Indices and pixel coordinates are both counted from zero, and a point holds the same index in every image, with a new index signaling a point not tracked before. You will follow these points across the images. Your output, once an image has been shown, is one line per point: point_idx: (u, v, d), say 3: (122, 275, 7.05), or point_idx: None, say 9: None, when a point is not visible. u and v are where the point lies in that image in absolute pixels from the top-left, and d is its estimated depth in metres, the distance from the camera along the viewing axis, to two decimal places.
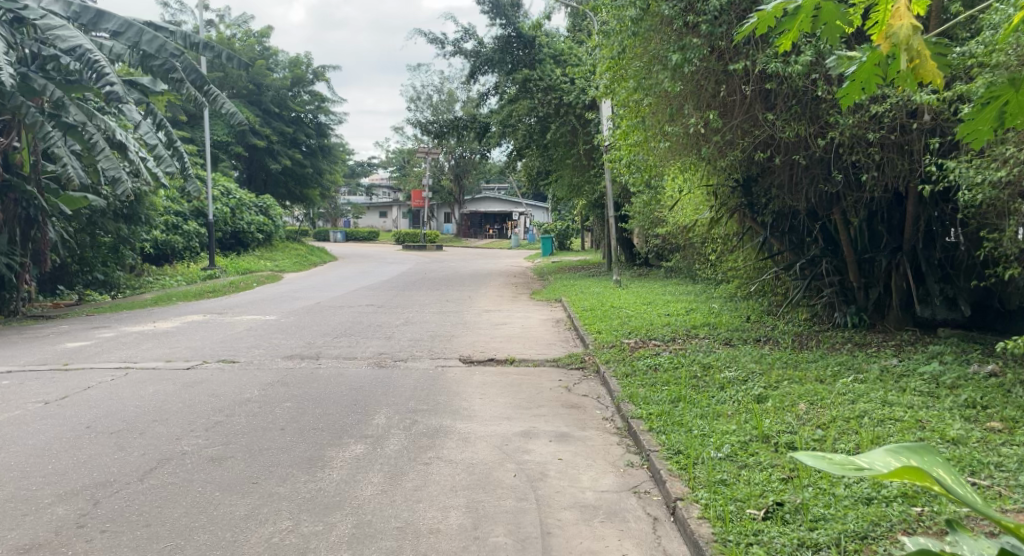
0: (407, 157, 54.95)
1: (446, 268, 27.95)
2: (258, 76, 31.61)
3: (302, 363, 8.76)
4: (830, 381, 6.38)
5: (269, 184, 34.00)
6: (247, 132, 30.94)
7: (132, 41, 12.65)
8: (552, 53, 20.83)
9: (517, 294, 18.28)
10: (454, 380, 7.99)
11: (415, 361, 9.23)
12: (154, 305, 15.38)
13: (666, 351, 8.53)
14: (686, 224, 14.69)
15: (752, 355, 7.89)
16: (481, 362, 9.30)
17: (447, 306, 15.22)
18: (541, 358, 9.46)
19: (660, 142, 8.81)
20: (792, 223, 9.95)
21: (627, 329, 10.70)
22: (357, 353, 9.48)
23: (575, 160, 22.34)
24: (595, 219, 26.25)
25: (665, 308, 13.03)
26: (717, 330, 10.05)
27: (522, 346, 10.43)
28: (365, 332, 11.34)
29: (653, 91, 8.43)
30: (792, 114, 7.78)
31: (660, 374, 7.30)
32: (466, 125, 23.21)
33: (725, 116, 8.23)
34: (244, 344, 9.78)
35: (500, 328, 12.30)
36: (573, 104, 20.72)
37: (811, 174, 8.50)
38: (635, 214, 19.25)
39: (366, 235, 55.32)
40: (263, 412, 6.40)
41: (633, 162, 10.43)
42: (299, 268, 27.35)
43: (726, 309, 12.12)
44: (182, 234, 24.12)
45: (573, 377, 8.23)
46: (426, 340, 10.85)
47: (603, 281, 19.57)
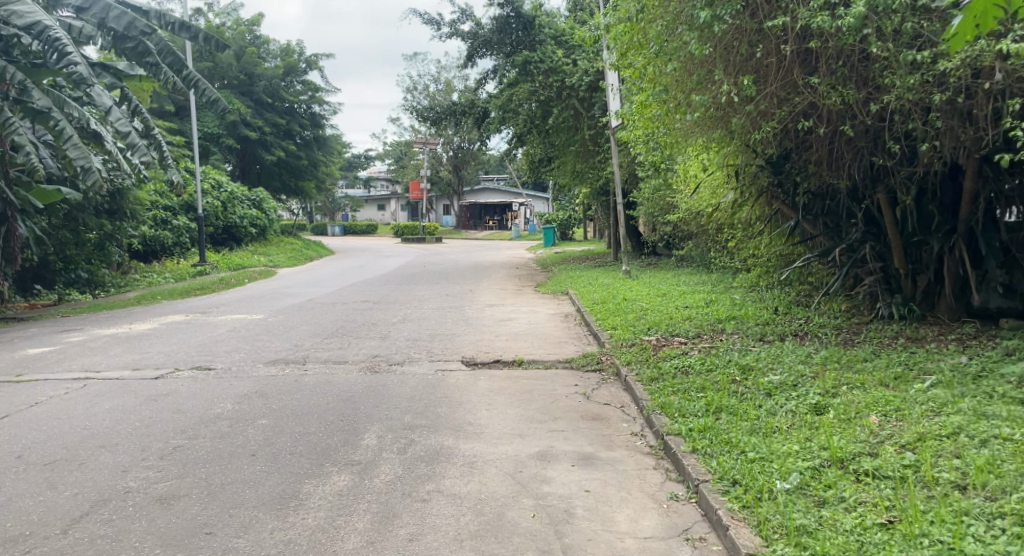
0: (405, 149, 53.93)
1: (447, 260, 27.00)
2: (249, 65, 30.55)
3: (285, 369, 7.81)
4: (900, 387, 5.40)
5: (263, 176, 33.04)
6: (238, 123, 29.92)
7: (98, 18, 11.66)
8: (553, 33, 19.79)
9: (521, 287, 17.33)
10: (456, 388, 7.04)
11: (413, 365, 8.28)
12: (136, 304, 14.42)
13: (696, 349, 7.56)
14: (703, 210, 13.74)
15: (798, 354, 6.89)
16: (486, 366, 8.36)
17: (448, 301, 14.25)
18: (553, 359, 8.52)
19: (684, 114, 7.93)
20: (827, 205, 9.10)
21: (646, 323, 9.74)
22: (348, 357, 8.53)
23: (579, 146, 21.36)
24: (600, 207, 25.26)
25: (683, 300, 12.02)
26: (747, 325, 9.12)
27: (531, 345, 9.48)
28: (359, 332, 10.38)
29: (677, 56, 7.60)
30: (837, 78, 7.01)
31: (694, 380, 6.32)
32: (465, 111, 22.17)
33: (759, 83, 7.42)
34: (224, 348, 8.81)
35: (506, 325, 11.34)
36: (576, 87, 19.70)
37: (856, 147, 7.71)
38: (645, 200, 18.31)
39: (364, 229, 54.46)
40: (233, 432, 5.45)
41: (649, 143, 9.50)
42: (294, 263, 26.36)
43: (751, 301, 11.14)
44: (172, 229, 23.13)
45: (591, 381, 7.29)
46: (425, 340, 9.89)
47: (611, 271, 18.59)
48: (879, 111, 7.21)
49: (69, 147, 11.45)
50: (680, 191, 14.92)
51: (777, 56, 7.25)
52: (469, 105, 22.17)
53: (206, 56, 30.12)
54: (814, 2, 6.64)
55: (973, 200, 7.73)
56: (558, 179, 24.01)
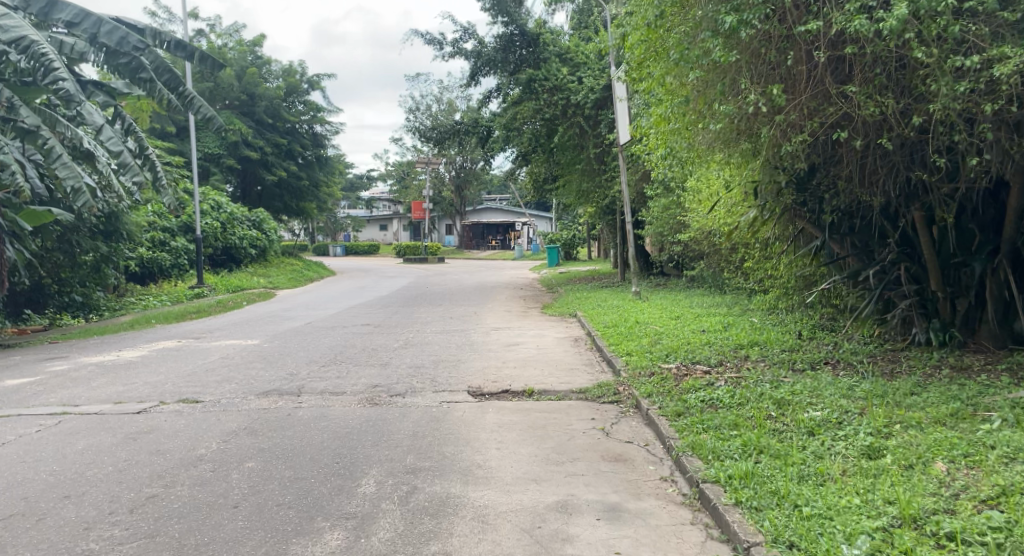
0: (407, 169, 53.65)
1: (449, 281, 26.47)
2: (250, 86, 30.10)
3: (279, 401, 7.23)
4: (964, 427, 4.91)
5: (264, 197, 32.65)
6: (239, 143, 29.52)
7: (89, 33, 11.17)
8: (557, 51, 19.38)
9: (527, 309, 16.77)
10: (464, 424, 6.46)
11: (416, 395, 7.70)
12: (128, 329, 13.84)
13: (723, 379, 7.04)
14: (718, 230, 13.25)
15: (835, 385, 6.37)
16: (495, 397, 7.78)
17: (451, 325, 13.69)
18: (566, 389, 7.93)
19: (707, 126, 7.48)
20: (855, 224, 8.66)
21: (663, 349, 9.23)
22: (347, 387, 7.95)
23: (585, 165, 20.90)
24: (605, 226, 24.76)
25: (699, 324, 11.48)
26: (773, 351, 8.64)
27: (541, 373, 8.90)
28: (359, 359, 9.80)
29: (699, 64, 7.17)
30: (873, 87, 6.60)
31: (726, 415, 5.78)
32: (468, 130, 21.69)
33: (789, 93, 7.00)
34: (214, 377, 8.23)
35: (514, 350, 10.76)
36: (582, 105, 19.29)
37: (891, 162, 7.27)
38: (653, 219, 17.83)
39: (367, 249, 53.99)
40: (216, 477, 4.87)
41: (665, 160, 9.04)
42: (294, 285, 25.87)
43: (771, 325, 10.64)
44: (170, 251, 22.65)
45: (609, 415, 6.72)
46: (429, 368, 9.32)
47: (620, 292, 18.03)
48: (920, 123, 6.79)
49: (59, 166, 10.96)
50: (692, 209, 14.41)
51: (808, 63, 6.83)
52: (472, 124, 21.71)
53: (207, 76, 29.61)
54: (851, 5, 6.23)
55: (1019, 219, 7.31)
56: (563, 198, 23.53)
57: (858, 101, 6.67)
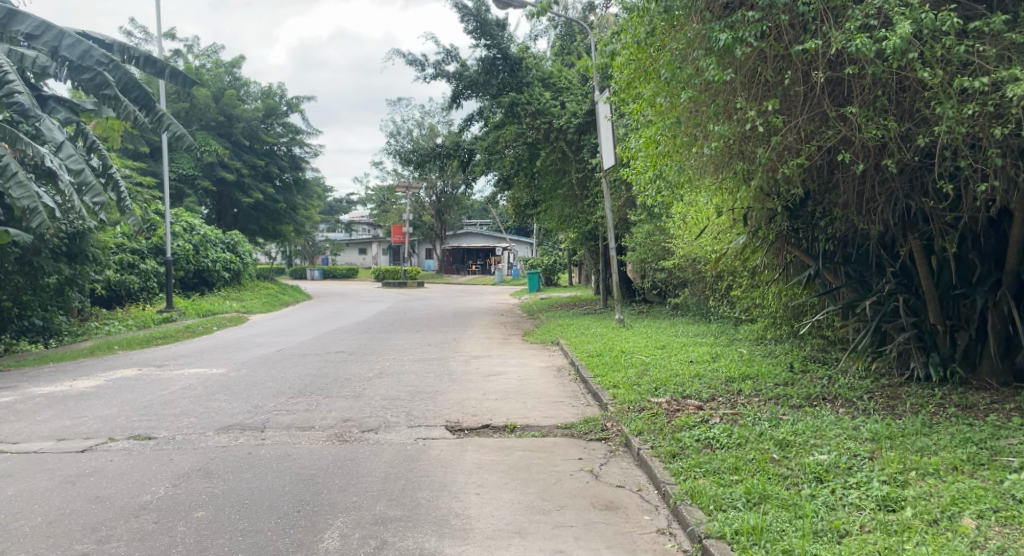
0: (387, 193, 53.20)
1: (428, 306, 25.94)
2: (228, 107, 29.57)
3: (240, 437, 6.69)
4: (986, 477, 4.56)
5: (240, 220, 32.01)
6: (215, 165, 28.91)
7: (51, 46, 10.72)
8: (539, 76, 19.12)
9: (507, 336, 16.30)
10: (441, 464, 5.98)
11: (389, 431, 7.20)
12: (87, 356, 13.18)
13: (719, 416, 6.59)
14: (704, 257, 12.91)
15: (840, 424, 5.95)
16: (475, 433, 7.30)
17: (429, 352, 13.18)
18: (550, 425, 7.46)
19: (699, 149, 7.10)
20: (850, 252, 8.32)
21: (651, 381, 8.77)
22: (315, 421, 7.42)
23: (566, 190, 20.55)
24: (587, 252, 24.43)
25: (686, 354, 11.05)
26: (768, 386, 8.21)
27: (523, 406, 8.42)
28: (330, 389, 9.27)
29: (691, 84, 6.81)
30: (874, 108, 6.26)
31: (725, 458, 5.35)
32: (449, 154, 21.19)
33: (785, 115, 6.62)
34: (171, 410, 7.67)
35: (494, 380, 10.27)
36: (564, 129, 18.99)
37: (891, 189, 6.93)
38: (636, 245, 17.50)
39: (345, 272, 53.29)
40: (161, 530, 4.36)
41: (653, 186, 8.65)
42: (268, 309, 25.23)
43: (762, 356, 10.22)
44: (139, 273, 22.00)
45: (597, 454, 6.27)
46: (404, 400, 8.81)
47: (602, 319, 17.63)
48: (923, 149, 6.47)
49: (13, 186, 10.41)
50: (678, 236, 14.06)
51: (805, 83, 6.49)
52: (453, 147, 21.31)
53: (183, 96, 28.99)
54: (851, 23, 5.92)
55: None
56: (544, 224, 23.15)
57: (858, 124, 6.32)
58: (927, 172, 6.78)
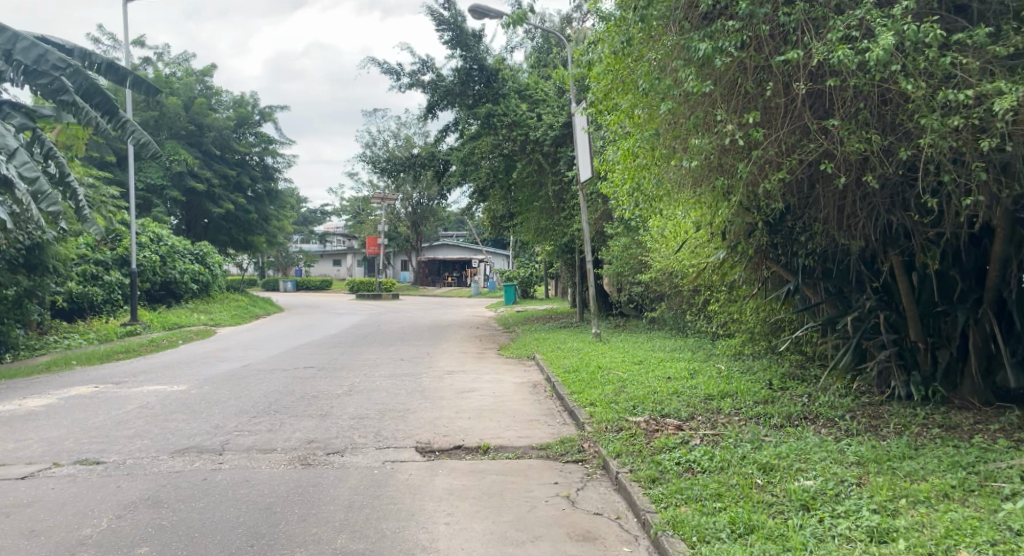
0: (362, 204, 52.69)
1: (402, 319, 25.55)
2: (199, 115, 29.06)
3: (196, 462, 6.38)
4: (980, 505, 4.35)
5: (210, 230, 31.42)
6: (184, 174, 28.33)
7: (4, 50, 10.34)
8: (516, 87, 18.93)
9: (482, 350, 15.99)
10: (410, 491, 5.69)
11: (356, 453, 6.89)
12: (43, 371, 12.70)
13: (699, 437, 6.34)
14: (682, 270, 12.72)
15: (825, 448, 5.71)
16: (446, 455, 7.01)
17: (401, 368, 12.84)
18: (525, 446, 7.19)
19: (678, 161, 6.87)
20: (830, 268, 8.12)
21: (629, 399, 8.53)
22: (277, 444, 7.13)
23: (543, 202, 20.33)
24: (563, 265, 24.20)
25: (664, 370, 10.82)
26: (748, 404, 7.98)
27: (496, 425, 8.14)
28: (296, 408, 8.92)
29: (670, 96, 6.59)
30: (857, 121, 6.06)
31: (706, 484, 5.10)
32: (424, 164, 20.95)
33: (765, 127, 6.39)
34: (125, 433, 7.30)
35: (468, 397, 9.97)
36: (541, 141, 18.82)
37: (872, 205, 6.74)
38: (613, 258, 17.31)
39: (318, 284, 52.62)
40: None
41: (631, 198, 8.43)
42: (237, 322, 24.71)
43: (740, 373, 10.01)
44: (103, 285, 21.45)
45: (573, 477, 6.01)
46: (373, 418, 8.49)
47: (579, 333, 17.38)
48: (906, 163, 6.29)
49: None
50: (656, 249, 13.87)
51: (787, 95, 6.28)
52: (429, 157, 21.01)
53: (152, 104, 28.43)
54: (833, 34, 5.75)
55: (1005, 269, 6.86)
56: (521, 236, 22.91)
57: (840, 137, 6.12)
58: (909, 187, 6.59)
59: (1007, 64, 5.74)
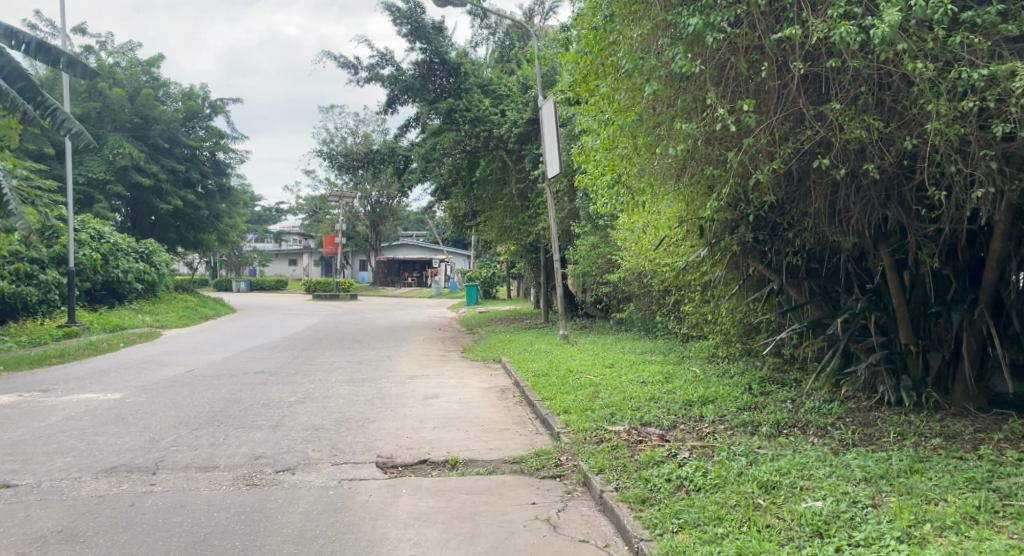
0: (320, 203, 51.51)
1: (362, 320, 24.75)
2: (145, 107, 27.83)
3: (124, 485, 5.79)
4: (1014, 532, 3.88)
5: (158, 227, 30.23)
6: (129, 168, 27.11)
7: None
8: (479, 82, 18.17)
9: (445, 352, 15.37)
10: (370, 516, 5.10)
11: (309, 470, 6.25)
12: None
13: (687, 451, 5.78)
14: (656, 268, 12.26)
15: (828, 462, 5.18)
16: (410, 470, 6.42)
17: (360, 372, 12.19)
18: (497, 459, 6.63)
19: (664, 149, 6.31)
20: (816, 267, 7.63)
21: (605, 406, 8.02)
22: (219, 461, 6.52)
23: (507, 201, 19.74)
24: (527, 265, 23.65)
25: (637, 374, 10.33)
26: (732, 411, 7.48)
27: (464, 436, 7.54)
28: (242, 419, 8.27)
29: (655, 77, 6.02)
30: (858, 105, 5.52)
31: (704, 506, 4.56)
32: (384, 160, 20.16)
33: (758, 112, 5.82)
34: (46, 454, 6.65)
35: (432, 404, 9.35)
36: (505, 138, 18.30)
37: (866, 199, 6.18)
38: (579, 259, 16.78)
39: (273, 284, 51.30)
40: None
41: (607, 193, 7.89)
42: (185, 323, 23.72)
43: (717, 376, 9.55)
44: (38, 285, 20.47)
45: (553, 496, 5.46)
46: (329, 429, 7.87)
47: (545, 335, 16.83)
48: (905, 153, 5.77)
49: None
50: (628, 247, 13.35)
51: (780, 78, 5.73)
52: (389, 153, 20.24)
53: (94, 95, 27.09)
54: (834, 10, 5.21)
55: (1002, 268, 6.41)
56: (484, 235, 22.29)
57: (838, 123, 5.58)
58: (905, 180, 6.07)
59: (1016, 45, 5.25)
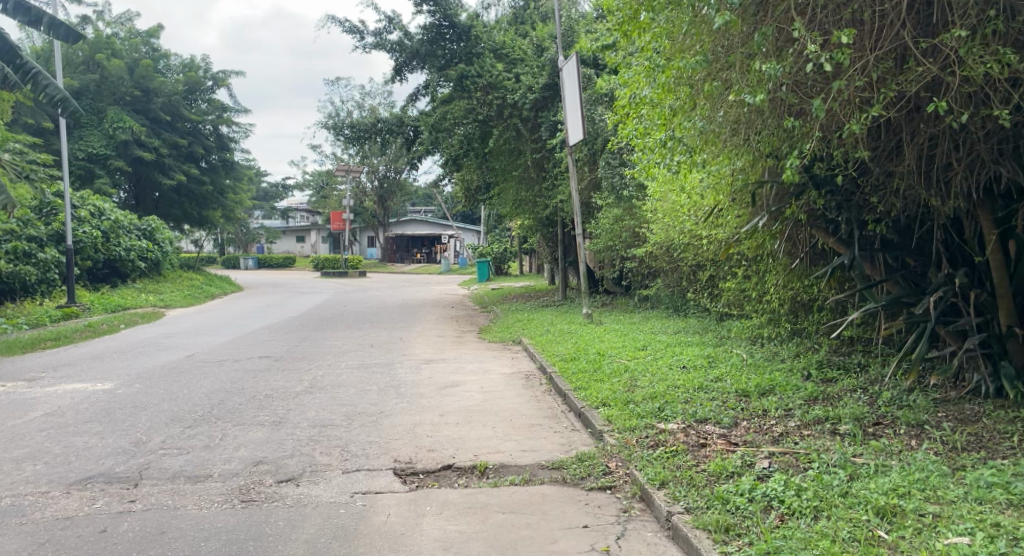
0: (327, 179, 50.53)
1: (370, 298, 23.90)
2: (145, 80, 26.87)
3: (98, 502, 4.90)
4: None
5: (161, 204, 29.34)
6: (130, 143, 26.16)
7: None
8: (491, 46, 17.08)
9: (461, 333, 14.48)
10: (390, 547, 4.22)
11: (317, 480, 5.37)
12: None
13: (766, 459, 4.85)
14: (696, 240, 11.29)
15: (952, 475, 4.23)
16: (432, 479, 5.52)
17: (371, 356, 11.31)
18: (533, 465, 5.73)
19: (737, 97, 5.27)
20: (896, 238, 6.64)
21: (650, 399, 7.12)
22: (212, 469, 5.63)
23: (522, 172, 18.70)
24: (542, 239, 22.63)
25: (676, 358, 9.41)
26: (799, 404, 6.53)
27: (492, 434, 6.63)
28: (242, 415, 7.40)
29: (725, 6, 5.03)
30: (980, 36, 4.46)
31: (810, 541, 3.63)
32: (391, 130, 19.11)
33: (855, 49, 4.83)
34: (14, 462, 5.78)
35: (453, 394, 8.45)
36: (520, 106, 17.15)
37: (973, 153, 5.16)
38: (601, 232, 15.77)
39: (282, 262, 50.52)
40: None
41: (654, 156, 6.92)
42: (190, 302, 22.95)
43: (768, 361, 8.61)
44: (36, 264, 19.67)
45: (609, 517, 4.56)
46: (339, 426, 6.99)
47: (566, 312, 15.88)
48: None
49: None
50: (660, 218, 12.35)
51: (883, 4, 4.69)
52: (397, 123, 19.18)
53: (93, 67, 26.11)
54: None
55: None
56: (497, 209, 21.28)
57: (956, 57, 4.55)
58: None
59: None
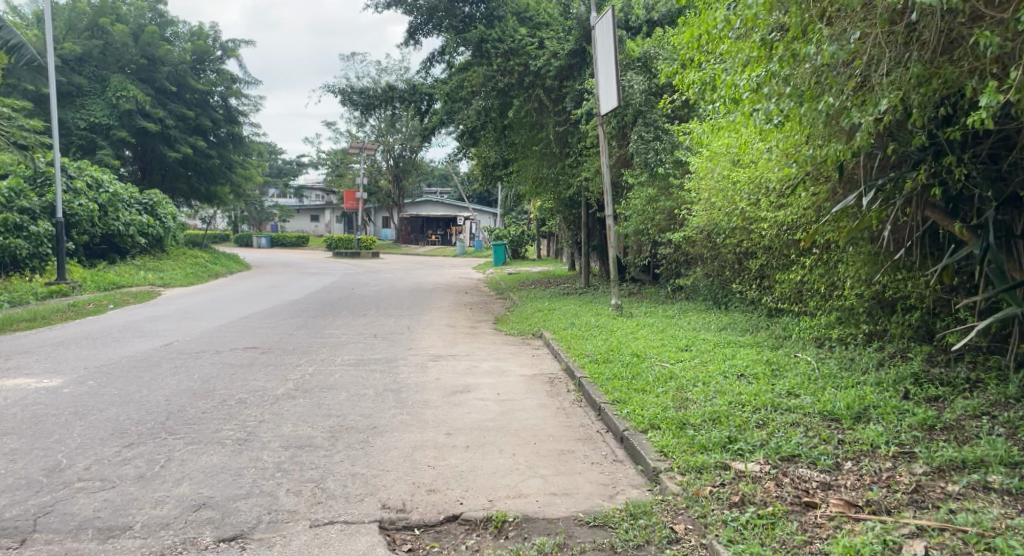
0: (341, 158, 49.06)
1: (379, 280, 22.44)
2: (151, 47, 25.35)
3: None
4: None
5: (167, 177, 27.97)
6: (134, 113, 24.62)
7: None
8: (514, 9, 15.52)
9: (475, 323, 12.96)
10: None
11: (273, 543, 3.90)
12: None
13: (919, 541, 3.40)
14: (751, 224, 9.71)
15: None
16: (430, 538, 4.04)
17: (370, 350, 9.84)
18: (568, 519, 4.22)
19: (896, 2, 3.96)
20: None
21: (714, 422, 5.58)
22: (135, 516, 4.16)
23: (544, 147, 16.85)
24: (562, 221, 20.99)
25: (731, 362, 7.81)
26: (913, 438, 4.94)
27: (512, 465, 5.13)
28: (201, 428, 5.94)
29: None
30: None
31: None
32: (404, 98, 17.49)
33: None
34: None
35: (463, 404, 6.97)
36: (542, 74, 15.51)
37: None
38: (632, 213, 14.09)
39: (294, 241, 49.18)
40: None
41: (743, 102, 5.50)
42: (189, 281, 21.58)
43: (848, 370, 6.98)
44: (27, 237, 18.28)
45: None
46: (318, 447, 5.51)
47: (591, 303, 14.31)
48: None
49: None
50: (704, 198, 10.75)
51: None
52: (410, 91, 17.54)
53: (97, 33, 24.92)
54: None
55: None
56: (515, 187, 19.67)
57: None
58: None
59: None
